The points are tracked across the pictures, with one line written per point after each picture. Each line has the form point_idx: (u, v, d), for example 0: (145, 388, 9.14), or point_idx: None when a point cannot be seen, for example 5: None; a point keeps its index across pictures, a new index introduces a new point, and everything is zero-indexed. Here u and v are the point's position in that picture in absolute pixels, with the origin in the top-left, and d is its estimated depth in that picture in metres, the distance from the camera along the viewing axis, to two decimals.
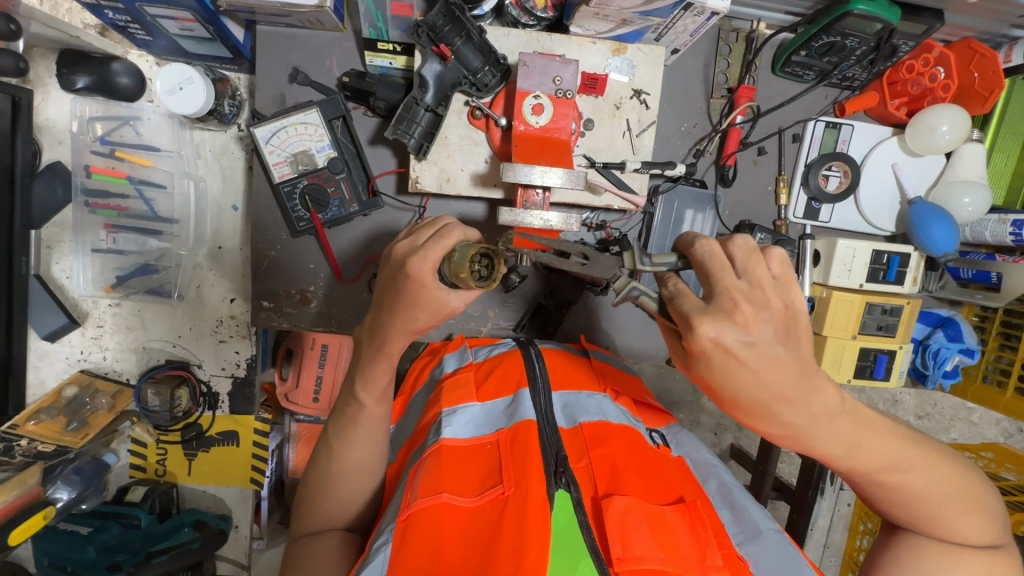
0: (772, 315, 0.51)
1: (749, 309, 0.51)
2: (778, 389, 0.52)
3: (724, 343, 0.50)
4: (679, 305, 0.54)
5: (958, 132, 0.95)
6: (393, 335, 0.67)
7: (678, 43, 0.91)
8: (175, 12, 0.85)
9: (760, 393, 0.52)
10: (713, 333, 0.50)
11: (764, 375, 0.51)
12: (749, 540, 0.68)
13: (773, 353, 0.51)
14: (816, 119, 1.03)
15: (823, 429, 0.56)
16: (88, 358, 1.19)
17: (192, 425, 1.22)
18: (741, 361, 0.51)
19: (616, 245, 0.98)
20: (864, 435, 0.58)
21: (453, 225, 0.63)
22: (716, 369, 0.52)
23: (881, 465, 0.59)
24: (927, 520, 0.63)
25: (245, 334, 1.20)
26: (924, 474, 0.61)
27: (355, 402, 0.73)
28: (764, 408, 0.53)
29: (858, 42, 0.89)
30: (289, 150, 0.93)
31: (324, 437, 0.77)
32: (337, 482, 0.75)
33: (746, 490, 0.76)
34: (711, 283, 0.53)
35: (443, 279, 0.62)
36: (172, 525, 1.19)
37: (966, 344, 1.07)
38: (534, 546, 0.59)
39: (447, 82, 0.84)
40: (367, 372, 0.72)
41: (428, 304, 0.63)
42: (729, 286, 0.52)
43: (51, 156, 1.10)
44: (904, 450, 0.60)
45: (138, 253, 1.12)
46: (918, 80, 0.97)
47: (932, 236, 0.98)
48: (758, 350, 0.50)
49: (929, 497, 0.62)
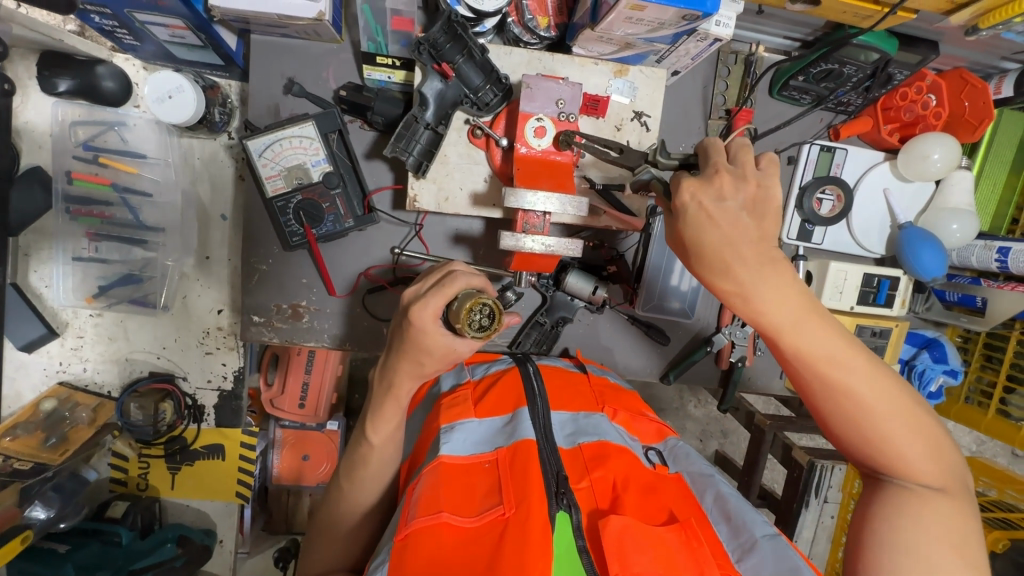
0: (752, 186, 0.60)
1: (732, 179, 0.60)
2: (720, 248, 0.60)
3: (698, 202, 0.60)
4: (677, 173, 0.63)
5: (949, 160, 0.97)
6: (404, 379, 0.67)
7: (678, 65, 0.91)
8: (165, 19, 0.82)
9: (716, 246, 0.60)
10: (693, 190, 0.60)
11: (720, 231, 0.59)
12: (745, 555, 0.65)
13: (735, 218, 0.59)
14: (812, 142, 1.04)
15: (776, 305, 0.60)
16: (67, 369, 1.15)
17: (176, 439, 1.19)
18: (710, 215, 0.59)
19: (612, 264, 1.03)
20: (818, 327, 0.61)
21: (456, 273, 0.63)
22: (690, 222, 0.60)
23: (840, 372, 0.61)
24: (889, 458, 0.62)
25: (232, 346, 1.17)
26: (887, 398, 0.61)
27: (365, 443, 0.73)
28: (713, 260, 0.60)
29: (855, 69, 0.90)
30: (283, 164, 0.91)
31: (336, 476, 0.78)
32: (347, 518, 0.76)
33: (743, 498, 0.74)
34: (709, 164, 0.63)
35: (446, 325, 0.62)
36: (153, 542, 1.16)
37: (950, 365, 1.10)
38: (534, 568, 0.58)
39: (447, 101, 0.82)
40: (378, 415, 0.71)
41: (436, 349, 0.63)
42: (718, 163, 0.61)
43: (30, 161, 1.06)
44: (863, 362, 0.61)
45: (122, 262, 1.08)
46: (911, 107, 0.98)
47: (922, 262, 1.00)
48: (727, 210, 0.59)
49: (891, 426, 0.61)
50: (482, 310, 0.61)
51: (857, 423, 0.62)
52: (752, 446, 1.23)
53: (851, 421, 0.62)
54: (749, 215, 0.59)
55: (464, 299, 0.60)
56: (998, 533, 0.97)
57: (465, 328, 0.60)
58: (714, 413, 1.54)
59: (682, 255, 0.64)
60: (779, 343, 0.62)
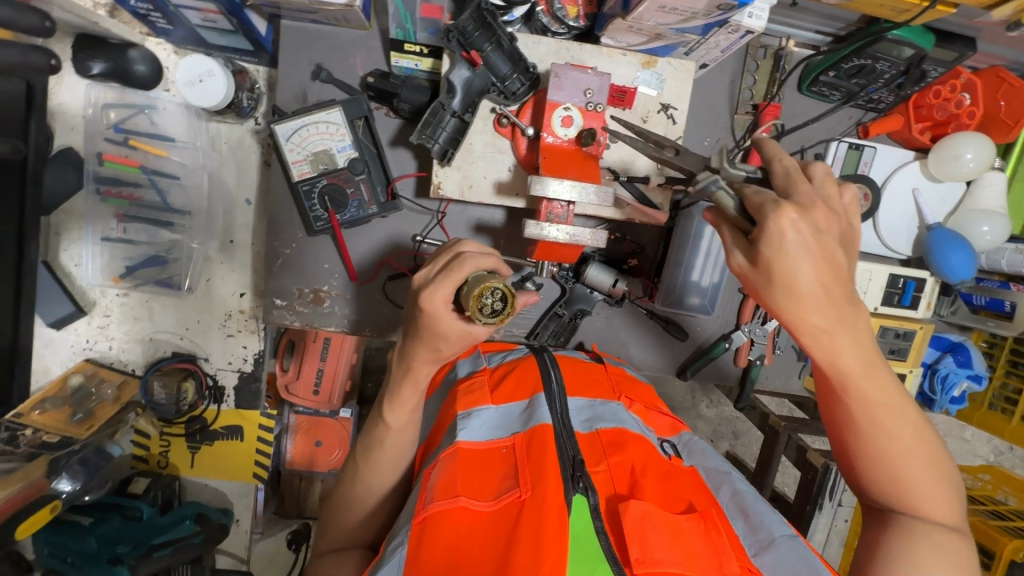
0: (837, 218, 0.54)
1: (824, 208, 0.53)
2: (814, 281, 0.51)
3: (799, 231, 0.50)
4: (759, 192, 0.54)
5: (982, 161, 0.95)
6: (422, 364, 0.67)
7: (707, 58, 0.90)
8: (199, 4, 0.84)
9: (812, 279, 0.51)
10: (795, 218, 0.50)
11: (817, 260, 0.51)
12: (763, 550, 0.65)
13: (830, 250, 0.52)
14: (840, 140, 1.02)
15: (846, 344, 0.54)
16: (93, 347, 1.17)
17: (197, 418, 1.21)
18: (813, 241, 0.51)
19: (633, 257, 1.05)
20: (875, 368, 0.57)
21: (464, 255, 0.61)
22: (790, 247, 0.50)
23: (883, 414, 0.58)
24: (905, 496, 0.61)
25: (253, 329, 1.20)
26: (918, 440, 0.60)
27: (382, 424, 0.75)
28: (802, 292, 0.52)
29: (888, 65, 0.88)
30: (310, 149, 0.92)
31: (351, 457, 0.79)
32: (361, 498, 0.77)
33: (759, 495, 0.74)
34: (789, 188, 0.55)
35: (457, 308, 0.62)
36: (173, 518, 1.18)
37: (975, 370, 1.08)
38: (551, 552, 0.59)
39: (475, 88, 0.83)
40: (395, 395, 0.72)
41: (453, 334, 0.62)
42: (805, 188, 0.54)
43: (63, 142, 1.08)
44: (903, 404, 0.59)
45: (148, 244, 1.10)
46: (944, 106, 0.96)
47: (949, 263, 0.98)
48: (829, 244, 0.51)
49: (917, 467, 0.60)
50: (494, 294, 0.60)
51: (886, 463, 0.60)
52: (766, 445, 1.22)
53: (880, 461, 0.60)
54: (841, 252, 0.53)
55: (474, 284, 0.59)
56: (1017, 541, 0.96)
57: (474, 314, 0.59)
58: (727, 411, 1.53)
59: (762, 287, 0.54)
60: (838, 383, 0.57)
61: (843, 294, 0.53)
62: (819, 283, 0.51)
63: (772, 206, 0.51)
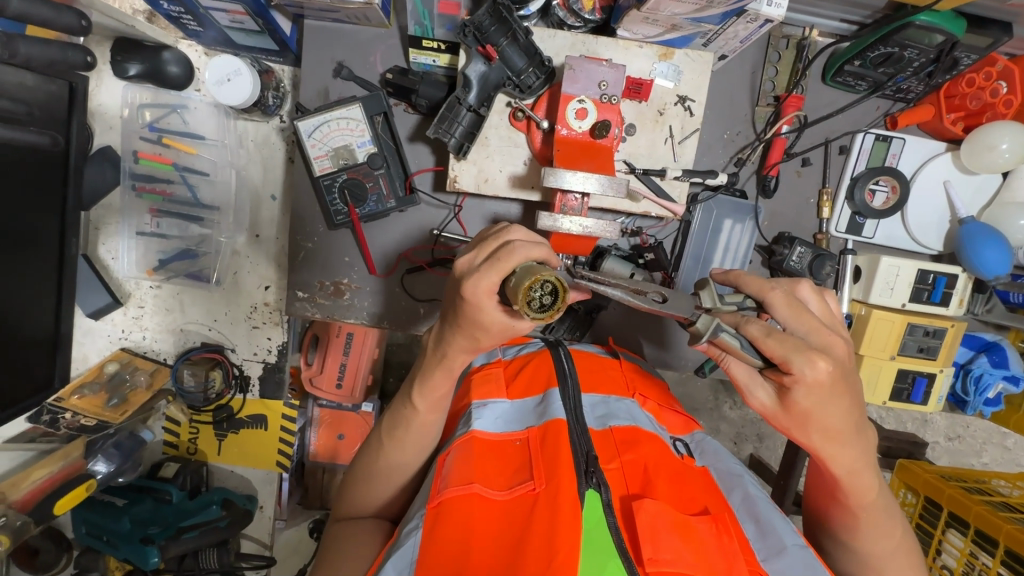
0: (847, 348, 0.63)
1: (837, 342, 0.61)
2: (836, 420, 0.60)
3: (829, 377, 0.57)
4: (772, 335, 0.59)
5: (1018, 152, 0.91)
6: (457, 352, 0.70)
7: (726, 48, 0.89)
8: (227, 5, 0.87)
9: (836, 415, 0.60)
10: (825, 366, 0.57)
11: (843, 404, 0.60)
12: (773, 556, 0.65)
13: (851, 393, 0.60)
14: (866, 131, 1.00)
15: (859, 457, 0.64)
16: (128, 337, 1.23)
17: (224, 407, 1.26)
18: (837, 386, 0.59)
19: (650, 252, 0.99)
20: (873, 474, 0.67)
21: (514, 244, 0.59)
22: (817, 395, 0.59)
23: (877, 513, 0.68)
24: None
25: (277, 321, 1.23)
26: (899, 529, 0.70)
27: (409, 406, 0.77)
28: (828, 428, 0.61)
29: (917, 53, 0.85)
30: (330, 145, 0.94)
31: (375, 431, 0.82)
32: (381, 475, 0.80)
33: (772, 503, 0.73)
34: (799, 323, 0.62)
35: (501, 298, 0.61)
36: (200, 503, 1.22)
37: (1011, 371, 1.03)
38: (566, 540, 0.59)
39: (490, 83, 0.84)
40: (427, 379, 0.74)
41: (494, 325, 0.63)
42: (817, 327, 0.62)
43: (102, 141, 1.14)
44: (888, 497, 0.70)
45: (180, 238, 1.15)
46: (978, 95, 0.92)
47: (984, 258, 0.94)
48: (847, 386, 0.60)
49: (896, 554, 0.70)
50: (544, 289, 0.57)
51: (875, 550, 0.70)
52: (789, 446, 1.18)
53: (870, 548, 0.70)
54: (857, 388, 0.62)
55: (522, 275, 0.56)
56: None
57: (522, 307, 0.56)
58: (751, 413, 1.50)
59: (788, 418, 0.62)
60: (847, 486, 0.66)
61: (859, 420, 0.62)
62: (844, 418, 0.60)
63: (800, 356, 0.57)
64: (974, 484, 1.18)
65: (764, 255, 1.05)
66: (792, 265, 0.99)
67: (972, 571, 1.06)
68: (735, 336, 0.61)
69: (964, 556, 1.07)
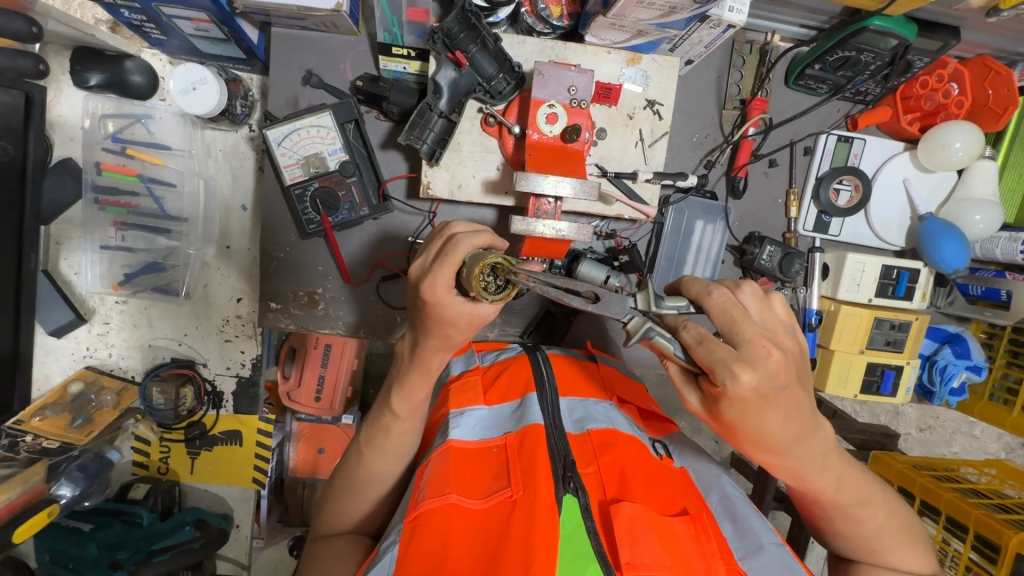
0: (791, 358, 0.56)
1: (780, 355, 0.54)
2: (777, 437, 0.58)
3: (755, 389, 0.53)
4: (704, 344, 0.56)
5: (971, 149, 0.95)
6: (431, 352, 0.70)
7: (692, 54, 0.91)
8: (190, 12, 0.86)
9: (777, 431, 0.57)
10: (750, 376, 0.53)
11: (782, 419, 0.56)
12: (750, 556, 0.66)
13: (795, 404, 0.56)
14: (828, 133, 1.03)
15: (806, 457, 0.61)
16: (93, 355, 1.19)
17: (196, 424, 1.22)
18: (769, 403, 0.54)
19: (625, 254, 1.01)
20: (834, 463, 0.64)
21: (457, 239, 0.62)
22: (747, 411, 0.55)
23: (849, 495, 0.67)
24: (874, 553, 0.71)
25: (250, 334, 1.21)
26: (881, 503, 0.70)
27: (389, 413, 0.76)
28: (772, 442, 0.58)
29: (873, 56, 0.89)
30: (301, 153, 0.94)
31: (355, 442, 0.80)
32: (362, 486, 0.78)
33: (749, 502, 0.74)
34: (735, 331, 0.56)
35: (460, 290, 0.64)
36: (173, 524, 1.18)
37: (973, 361, 1.07)
38: (541, 548, 0.59)
39: (461, 89, 0.84)
40: (404, 383, 0.74)
41: (461, 318, 0.65)
42: (755, 335, 0.55)
43: (62, 152, 1.10)
44: (859, 477, 0.68)
45: (146, 251, 1.12)
46: (932, 96, 0.96)
47: (943, 254, 0.98)
48: (784, 401, 0.55)
49: (883, 531, 0.70)
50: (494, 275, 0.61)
51: (861, 527, 0.70)
52: None
53: (854, 527, 0.70)
54: (799, 395, 0.57)
55: (472, 265, 0.60)
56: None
57: (479, 293, 0.60)
58: None
59: (717, 424, 0.60)
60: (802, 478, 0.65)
61: (800, 428, 0.58)
62: (777, 429, 0.57)
63: (724, 364, 0.53)
64: (944, 472, 1.21)
65: (736, 255, 1.07)
66: (763, 264, 1.02)
67: (945, 559, 1.09)
68: (670, 340, 0.59)
69: (937, 542, 1.10)
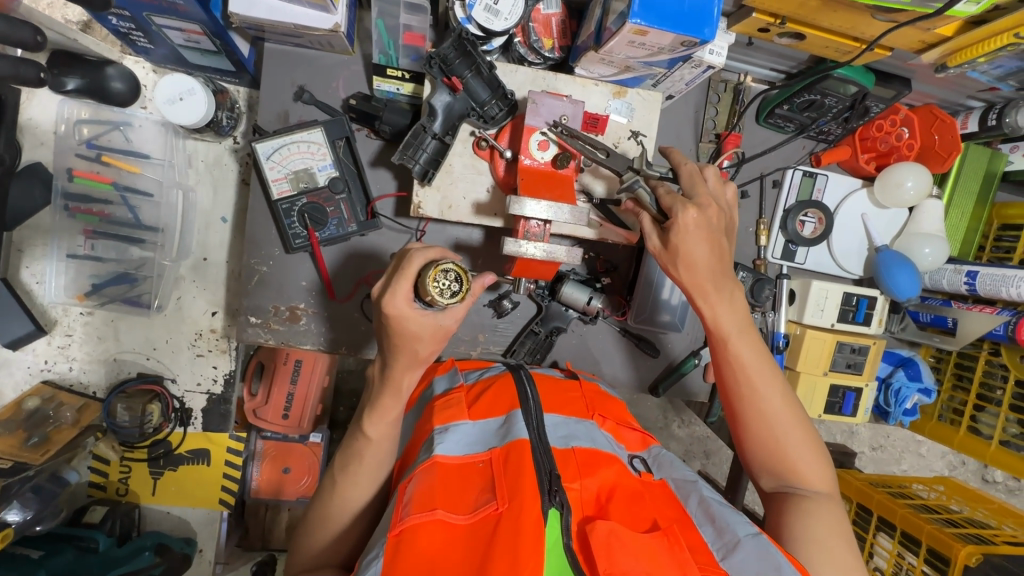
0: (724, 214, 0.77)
1: (716, 207, 0.76)
2: (713, 269, 0.75)
3: (696, 222, 0.73)
4: (669, 193, 0.76)
5: (921, 188, 1.03)
6: (402, 371, 0.73)
7: (673, 89, 0.96)
8: (183, 24, 0.85)
9: (714, 231, 0.75)
10: (695, 213, 0.74)
11: (709, 214, 0.74)
12: (730, 552, 0.68)
13: (719, 243, 0.75)
14: (795, 168, 1.10)
15: (730, 319, 0.77)
16: (52, 368, 1.13)
17: (161, 442, 1.18)
18: (702, 215, 0.74)
19: (606, 276, 1.08)
20: (752, 339, 0.78)
21: (411, 254, 0.70)
22: (693, 219, 0.73)
23: (757, 373, 0.78)
24: (786, 464, 0.78)
25: (224, 349, 1.18)
26: (785, 407, 0.78)
27: (361, 437, 0.77)
28: (710, 282, 0.76)
29: (836, 100, 0.96)
30: (290, 168, 0.93)
31: (328, 472, 0.80)
32: (337, 515, 0.78)
33: (725, 503, 0.77)
34: (693, 188, 0.77)
35: (420, 303, 0.70)
36: (132, 549, 1.12)
37: (924, 383, 1.15)
38: (528, 561, 0.60)
39: (455, 113, 0.87)
40: (375, 406, 0.75)
41: (425, 330, 0.69)
42: (708, 204, 0.75)
43: (31, 157, 1.07)
44: (771, 373, 0.79)
45: (116, 261, 1.08)
46: (886, 139, 1.05)
47: (897, 283, 1.06)
48: (708, 197, 0.76)
49: (790, 439, 0.77)
50: (447, 280, 0.69)
51: (773, 432, 0.78)
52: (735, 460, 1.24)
53: (767, 427, 0.78)
54: (722, 242, 0.76)
55: (426, 272, 0.68)
56: (970, 547, 1.01)
57: (436, 297, 0.68)
58: (698, 431, 1.57)
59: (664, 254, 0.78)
60: (728, 351, 0.78)
61: (720, 263, 0.76)
62: (706, 257, 0.74)
63: (678, 204, 0.74)
64: (897, 489, 1.29)
65: None
66: None
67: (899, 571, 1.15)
68: (647, 193, 0.80)
69: (893, 557, 1.16)
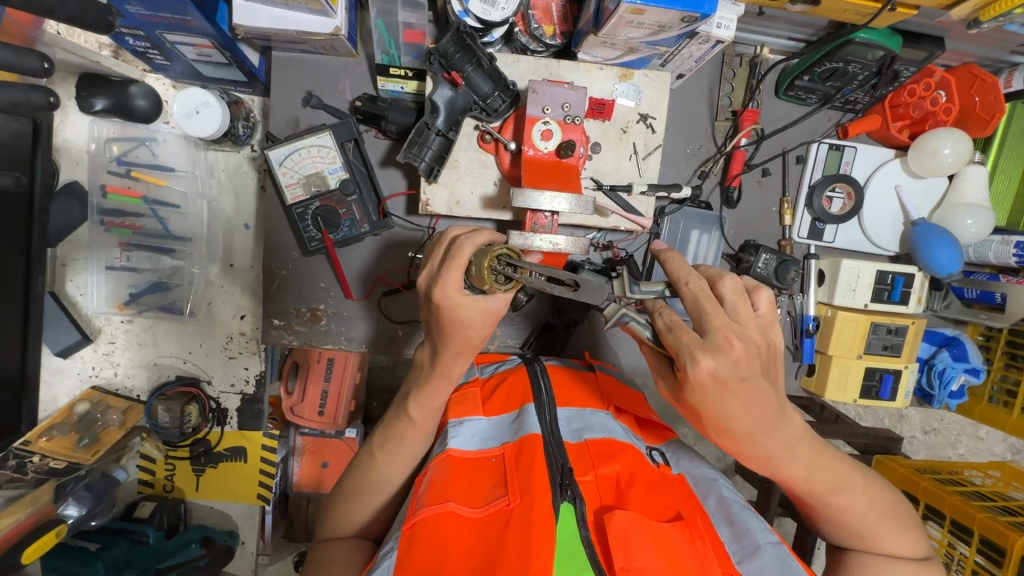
0: (754, 349, 0.61)
1: (740, 346, 0.59)
2: (745, 429, 0.63)
3: (714, 375, 0.59)
4: (671, 331, 0.62)
5: (960, 155, 0.96)
6: (452, 360, 0.74)
7: (682, 68, 0.93)
8: (193, 39, 0.88)
9: (736, 384, 0.59)
10: (709, 363, 0.59)
11: (737, 367, 0.59)
12: (748, 558, 0.66)
13: (754, 389, 0.61)
14: (820, 141, 1.04)
15: (783, 458, 0.67)
16: (99, 374, 1.21)
17: (201, 441, 1.24)
18: (725, 382, 0.59)
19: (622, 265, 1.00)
20: (804, 456, 0.68)
21: (461, 241, 0.67)
22: (704, 377, 0.59)
23: (824, 484, 0.70)
24: (863, 539, 0.73)
25: (254, 350, 1.23)
26: (853, 490, 0.71)
27: (405, 417, 0.78)
28: (746, 435, 0.63)
29: (860, 67, 0.90)
30: (302, 172, 0.96)
31: (367, 445, 0.82)
32: (370, 491, 0.79)
33: (747, 506, 0.73)
34: (704, 320, 0.62)
35: (472, 289, 0.68)
36: (179, 542, 1.18)
37: (971, 363, 1.08)
38: (538, 555, 0.60)
39: (458, 107, 0.85)
40: (425, 391, 0.76)
41: (475, 317, 0.69)
42: (734, 348, 0.59)
43: (68, 176, 1.12)
44: (834, 467, 0.71)
45: (152, 270, 1.14)
46: (920, 104, 0.98)
47: (937, 258, 0.99)
48: (724, 320, 0.61)
49: (870, 530, 0.72)
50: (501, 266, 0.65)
51: (841, 515, 0.72)
52: None
53: (836, 513, 0.72)
54: (760, 383, 0.61)
55: (481, 259, 0.64)
56: None
57: (492, 285, 0.64)
58: None
59: (687, 410, 0.66)
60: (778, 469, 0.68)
61: (767, 415, 0.62)
62: (738, 414, 0.61)
63: (686, 353, 0.60)
64: (947, 475, 1.21)
65: (731, 263, 1.07)
66: (758, 271, 1.01)
67: (951, 562, 1.08)
68: (644, 324, 0.66)
69: (942, 546, 1.10)
